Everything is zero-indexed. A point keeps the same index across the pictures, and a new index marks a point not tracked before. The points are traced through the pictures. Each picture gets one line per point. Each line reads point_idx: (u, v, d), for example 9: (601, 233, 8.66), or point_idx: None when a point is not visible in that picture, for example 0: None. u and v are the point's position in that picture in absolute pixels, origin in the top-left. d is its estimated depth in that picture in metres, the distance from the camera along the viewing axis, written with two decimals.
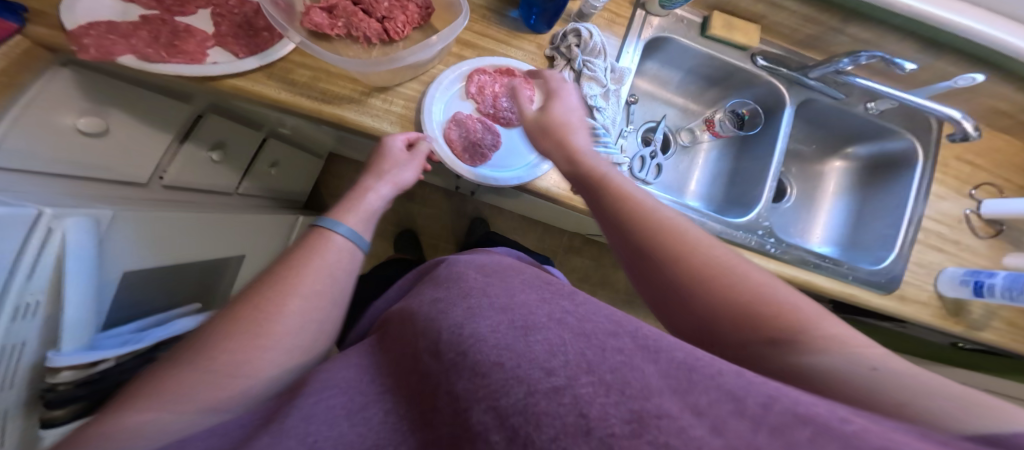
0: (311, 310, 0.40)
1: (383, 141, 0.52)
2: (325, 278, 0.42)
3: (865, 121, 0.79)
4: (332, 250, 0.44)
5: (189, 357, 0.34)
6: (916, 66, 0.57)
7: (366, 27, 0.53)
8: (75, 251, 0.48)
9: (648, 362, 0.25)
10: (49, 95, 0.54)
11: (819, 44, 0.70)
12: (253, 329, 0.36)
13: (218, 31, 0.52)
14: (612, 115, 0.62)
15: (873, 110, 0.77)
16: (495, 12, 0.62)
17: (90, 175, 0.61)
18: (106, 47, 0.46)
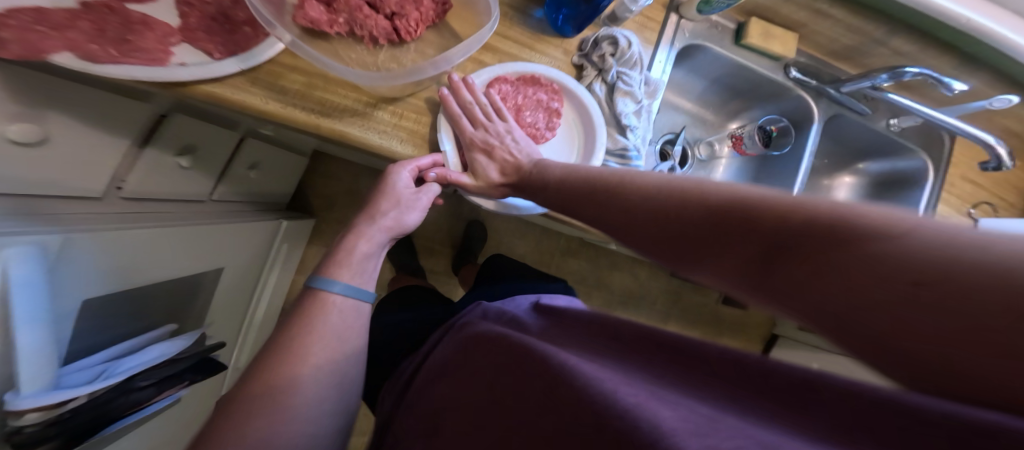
0: (328, 372, 0.40)
1: (388, 172, 0.48)
2: (330, 342, 0.41)
3: (883, 138, 0.77)
4: (338, 309, 0.43)
5: (211, 447, 0.33)
6: (965, 86, 0.54)
7: (373, 24, 0.44)
8: (20, 286, 0.40)
9: (639, 437, 0.25)
10: None
11: (857, 55, 0.66)
12: (265, 407, 0.36)
13: (185, 24, 0.42)
14: (644, 133, 0.57)
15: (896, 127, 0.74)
16: (519, 10, 0.54)
17: (28, 191, 0.51)
18: (33, 42, 0.35)
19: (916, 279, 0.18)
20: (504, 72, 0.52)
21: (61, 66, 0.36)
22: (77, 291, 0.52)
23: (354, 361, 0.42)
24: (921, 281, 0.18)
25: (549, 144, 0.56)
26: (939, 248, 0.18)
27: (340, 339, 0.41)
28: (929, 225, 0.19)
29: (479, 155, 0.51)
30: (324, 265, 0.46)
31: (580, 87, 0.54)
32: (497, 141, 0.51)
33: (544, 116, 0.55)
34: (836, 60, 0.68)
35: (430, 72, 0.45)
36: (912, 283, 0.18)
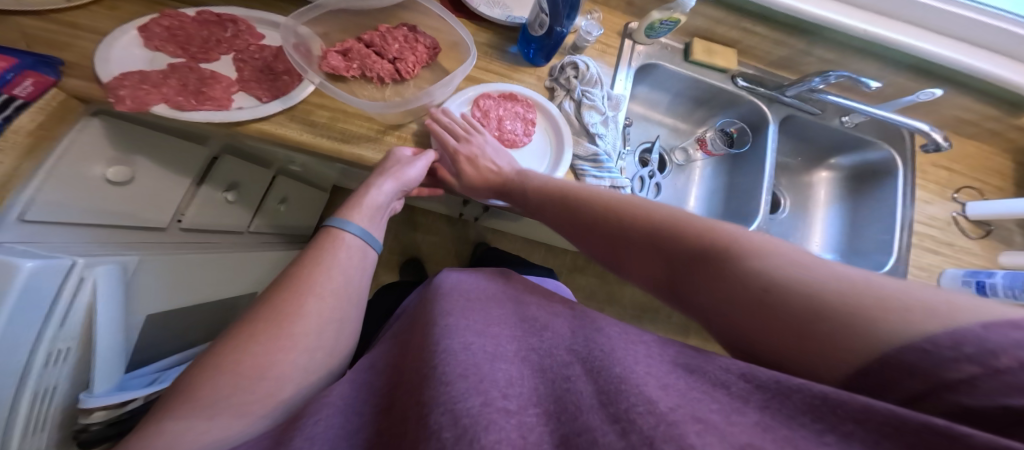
0: (324, 305, 0.46)
1: (391, 153, 0.57)
2: (336, 276, 0.48)
3: (842, 134, 0.84)
4: (343, 249, 0.51)
5: (222, 360, 0.40)
6: (880, 83, 0.63)
7: (379, 68, 0.56)
8: (103, 292, 0.51)
9: (586, 386, 0.30)
10: (81, 143, 0.57)
11: (793, 63, 0.76)
12: (275, 333, 0.42)
13: (241, 77, 0.55)
14: (613, 140, 0.67)
15: (849, 123, 0.81)
16: (496, 47, 0.66)
17: (112, 221, 0.65)
18: (140, 97, 0.48)
19: (767, 286, 0.30)
20: (487, 90, 0.64)
21: (158, 113, 0.49)
22: (138, 310, 0.63)
23: (347, 302, 0.48)
24: (770, 288, 0.30)
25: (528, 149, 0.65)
26: (806, 273, 0.30)
27: (345, 275, 0.49)
28: (799, 261, 0.31)
29: (466, 165, 0.59)
30: (340, 209, 0.55)
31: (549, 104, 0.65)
32: (480, 151, 0.59)
33: (522, 124, 0.64)
34: (778, 69, 0.77)
35: (418, 104, 0.56)
36: (764, 289, 0.31)
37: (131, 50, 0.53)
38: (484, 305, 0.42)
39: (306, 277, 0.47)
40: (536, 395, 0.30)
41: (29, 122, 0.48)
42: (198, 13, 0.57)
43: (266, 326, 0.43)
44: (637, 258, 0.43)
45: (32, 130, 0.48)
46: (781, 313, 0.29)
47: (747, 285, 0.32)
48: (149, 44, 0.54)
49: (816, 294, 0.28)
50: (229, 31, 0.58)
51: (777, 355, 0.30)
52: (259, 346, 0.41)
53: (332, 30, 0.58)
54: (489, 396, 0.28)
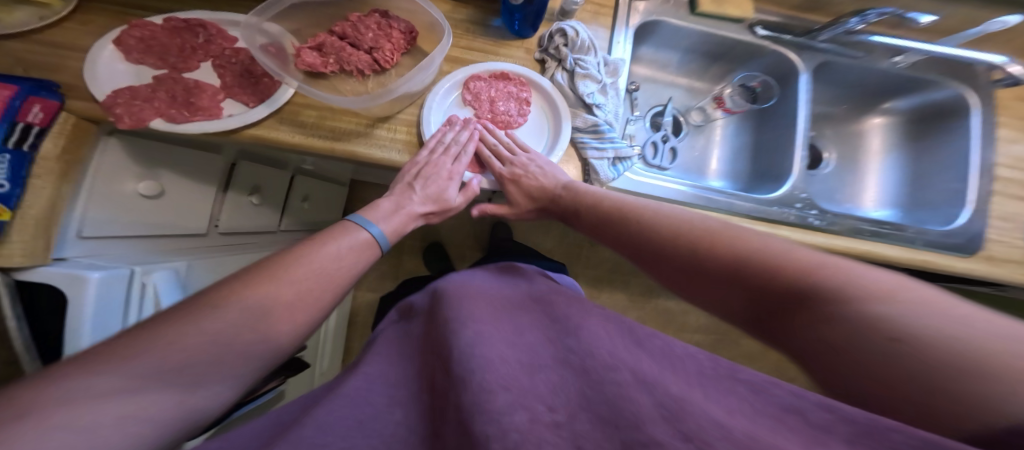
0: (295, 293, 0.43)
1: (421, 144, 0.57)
2: (331, 252, 0.48)
3: (894, 76, 0.73)
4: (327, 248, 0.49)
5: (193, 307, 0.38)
6: (934, 16, 0.56)
7: (356, 60, 0.56)
8: None
9: (642, 394, 0.28)
10: (108, 165, 0.64)
11: (820, 5, 0.67)
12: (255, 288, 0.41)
13: (224, 83, 0.57)
14: (614, 109, 0.62)
15: (902, 63, 0.70)
16: (478, 23, 0.63)
17: (153, 232, 0.73)
18: (137, 114, 0.51)
19: (893, 335, 0.29)
20: (477, 71, 0.61)
21: (156, 128, 0.53)
22: None
23: (325, 293, 0.46)
24: (898, 337, 0.29)
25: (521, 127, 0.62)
26: (934, 327, 0.29)
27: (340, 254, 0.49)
28: (921, 304, 0.31)
29: (511, 185, 0.60)
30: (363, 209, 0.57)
31: (540, 78, 0.60)
32: (523, 171, 0.59)
33: (513, 102, 0.61)
34: (804, 11, 0.69)
35: (394, 95, 0.54)
36: (891, 338, 0.29)
37: (114, 65, 0.55)
38: (514, 316, 0.44)
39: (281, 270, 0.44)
40: (584, 400, 0.31)
41: (53, 148, 0.54)
42: (166, 20, 0.57)
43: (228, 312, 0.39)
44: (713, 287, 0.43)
45: (59, 155, 0.55)
46: (909, 365, 0.28)
47: (859, 328, 0.31)
48: (130, 57, 0.56)
49: (941, 352, 0.27)
50: (200, 36, 0.59)
51: (892, 405, 0.28)
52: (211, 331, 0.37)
53: (305, 25, 0.59)
54: (539, 410, 0.30)
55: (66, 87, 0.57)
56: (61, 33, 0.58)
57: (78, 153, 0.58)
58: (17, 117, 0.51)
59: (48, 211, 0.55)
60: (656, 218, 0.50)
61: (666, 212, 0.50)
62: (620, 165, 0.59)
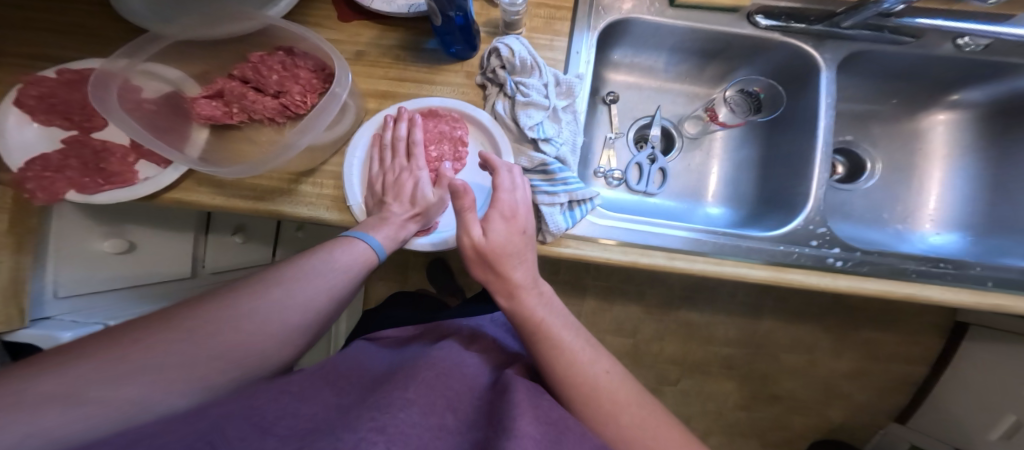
0: (230, 342, 0.34)
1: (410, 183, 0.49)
2: (317, 285, 0.40)
3: (961, 63, 0.54)
4: (301, 277, 0.40)
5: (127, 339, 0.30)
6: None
7: (262, 107, 0.49)
8: None
9: None
10: (67, 231, 0.61)
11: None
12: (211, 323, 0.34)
13: (135, 141, 0.52)
14: (572, 137, 0.51)
15: (969, 46, 0.52)
16: (408, 48, 0.54)
17: (127, 282, 0.73)
18: (52, 188, 0.47)
19: None
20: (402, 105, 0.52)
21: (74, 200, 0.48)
22: None
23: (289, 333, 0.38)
24: None
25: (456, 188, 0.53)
26: None
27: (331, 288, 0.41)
28: None
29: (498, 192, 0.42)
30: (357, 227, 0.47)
31: (483, 113, 0.51)
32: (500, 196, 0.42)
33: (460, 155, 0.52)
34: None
35: (287, 151, 0.46)
36: None
37: (23, 130, 0.50)
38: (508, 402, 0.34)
39: (228, 308, 0.35)
40: None
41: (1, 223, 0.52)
42: (58, 73, 0.52)
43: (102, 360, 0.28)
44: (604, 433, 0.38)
45: (8, 229, 0.53)
46: None
47: None
48: (36, 117, 0.51)
49: None
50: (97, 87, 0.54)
51: None
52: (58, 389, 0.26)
53: (212, 67, 0.52)
54: None
55: None
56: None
57: (30, 224, 0.55)
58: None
59: (13, 283, 0.54)
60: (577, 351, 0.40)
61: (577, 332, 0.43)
62: (577, 209, 0.48)
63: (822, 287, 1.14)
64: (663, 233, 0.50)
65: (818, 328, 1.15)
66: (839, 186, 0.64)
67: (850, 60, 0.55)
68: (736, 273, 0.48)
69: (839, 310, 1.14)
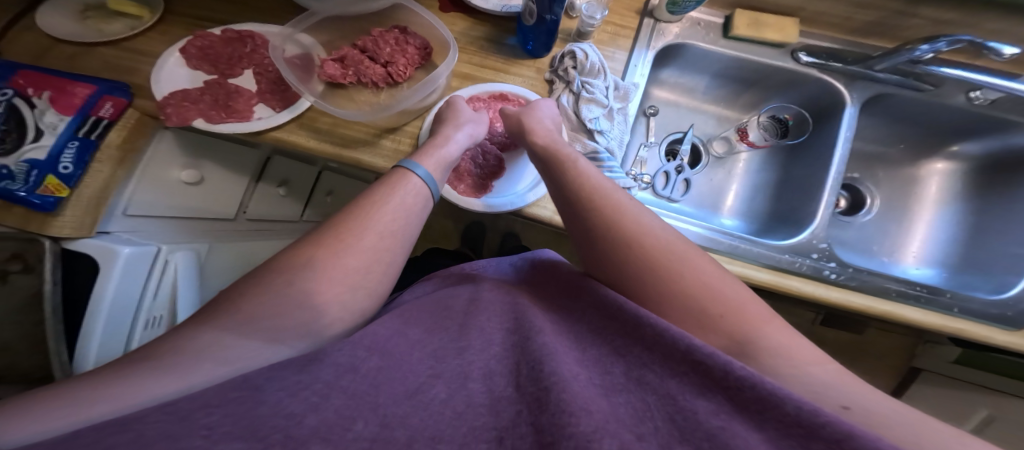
0: (300, 286, 0.37)
1: (451, 104, 0.58)
2: (389, 214, 0.43)
3: (967, 115, 0.66)
4: (360, 207, 0.44)
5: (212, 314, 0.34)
6: (1019, 49, 0.47)
7: (372, 73, 0.57)
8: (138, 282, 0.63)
9: (746, 426, 0.25)
10: (159, 155, 0.66)
11: (887, 29, 0.62)
12: (268, 281, 0.37)
13: (259, 89, 0.60)
14: (619, 135, 0.60)
15: (979, 100, 0.63)
16: (492, 41, 0.63)
17: (184, 216, 0.75)
18: (184, 115, 0.55)
19: None
20: (477, 92, 0.61)
21: (197, 127, 0.56)
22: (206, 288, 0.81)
23: (355, 260, 0.39)
24: None
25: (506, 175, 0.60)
26: None
27: (402, 213, 0.44)
28: None
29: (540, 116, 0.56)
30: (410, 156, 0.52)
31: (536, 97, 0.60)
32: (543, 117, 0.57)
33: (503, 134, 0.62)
34: (867, 37, 0.64)
35: (401, 105, 0.55)
36: None
37: (177, 69, 0.59)
38: (561, 333, 0.37)
39: (308, 251, 0.39)
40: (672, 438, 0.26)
41: (117, 138, 0.57)
42: (223, 32, 0.62)
43: (243, 304, 0.35)
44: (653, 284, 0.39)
45: (120, 145, 0.57)
46: None
47: None
48: (191, 63, 0.60)
49: None
50: (247, 46, 0.62)
51: None
52: (224, 327, 0.33)
53: (335, 37, 0.62)
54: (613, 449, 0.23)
55: (136, 87, 0.60)
56: (141, 43, 0.63)
57: (138, 146, 0.60)
58: (91, 112, 0.56)
59: (105, 194, 0.57)
60: (620, 213, 0.45)
61: (622, 208, 0.45)
62: None
63: (801, 324, 1.21)
64: (690, 229, 0.59)
65: None
66: (842, 218, 0.76)
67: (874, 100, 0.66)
68: (746, 273, 0.56)
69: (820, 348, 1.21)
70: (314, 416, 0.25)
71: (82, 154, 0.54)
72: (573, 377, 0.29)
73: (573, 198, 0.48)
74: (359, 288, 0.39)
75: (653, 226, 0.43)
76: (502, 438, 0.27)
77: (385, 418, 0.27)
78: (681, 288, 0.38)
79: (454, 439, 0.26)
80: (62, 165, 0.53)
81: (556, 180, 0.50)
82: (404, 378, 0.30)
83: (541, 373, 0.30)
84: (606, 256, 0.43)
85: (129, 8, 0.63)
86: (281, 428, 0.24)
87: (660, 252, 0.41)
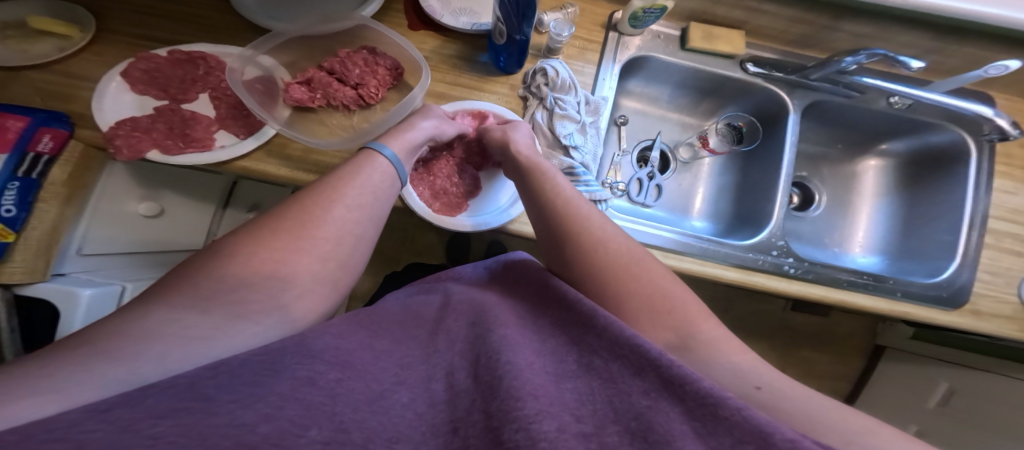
0: (268, 264, 0.35)
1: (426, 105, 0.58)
2: (362, 192, 0.43)
3: (893, 117, 0.72)
4: (326, 184, 0.42)
5: (171, 290, 0.32)
6: (925, 62, 0.51)
7: (341, 95, 0.56)
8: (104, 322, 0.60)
9: (672, 403, 0.26)
10: (112, 189, 0.62)
11: (817, 42, 0.67)
12: (231, 256, 0.35)
13: (218, 115, 0.58)
14: (593, 149, 0.62)
15: (898, 104, 0.70)
16: (464, 59, 0.63)
17: (136, 248, 0.71)
18: (137, 146, 0.52)
19: None
20: (462, 109, 0.60)
21: (153, 159, 0.53)
22: None
23: (325, 243, 0.39)
24: None
25: (482, 194, 0.61)
26: None
27: (372, 192, 0.44)
28: None
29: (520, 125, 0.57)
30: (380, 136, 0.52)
31: (507, 112, 0.61)
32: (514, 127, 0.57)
33: (477, 151, 0.62)
34: (802, 48, 0.69)
35: (369, 133, 0.55)
36: None
37: (121, 96, 0.56)
38: (522, 325, 0.37)
39: (279, 226, 0.38)
40: (598, 418, 0.27)
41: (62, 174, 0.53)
42: (169, 53, 0.59)
43: (203, 288, 0.32)
44: (623, 298, 0.40)
45: (65, 180, 0.54)
46: None
47: None
48: (135, 88, 0.57)
49: None
50: (201, 68, 0.60)
51: None
52: (184, 306, 0.31)
53: (299, 58, 0.60)
54: (544, 430, 0.24)
55: (75, 115, 0.56)
56: (76, 65, 0.58)
57: (84, 181, 0.56)
58: (28, 148, 0.50)
59: (53, 233, 0.53)
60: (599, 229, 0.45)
61: (605, 226, 0.45)
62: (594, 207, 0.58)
63: (772, 310, 1.29)
64: (661, 234, 0.61)
65: (763, 345, 1.29)
66: (796, 213, 0.81)
67: (812, 105, 0.71)
68: (715, 273, 0.59)
69: (790, 330, 1.29)
70: (268, 423, 0.23)
71: (24, 194, 0.50)
72: (520, 364, 0.30)
73: (553, 208, 0.48)
74: (328, 264, 0.38)
75: (621, 236, 0.44)
76: (456, 428, 0.28)
77: (340, 423, 0.25)
78: (654, 303, 0.39)
79: (412, 439, 0.27)
80: (3, 207, 0.48)
81: (527, 184, 0.51)
82: (366, 383, 0.29)
83: (489, 369, 0.30)
84: (582, 270, 0.43)
85: (56, 27, 0.58)
86: (233, 435, 0.21)
87: (639, 270, 0.41)
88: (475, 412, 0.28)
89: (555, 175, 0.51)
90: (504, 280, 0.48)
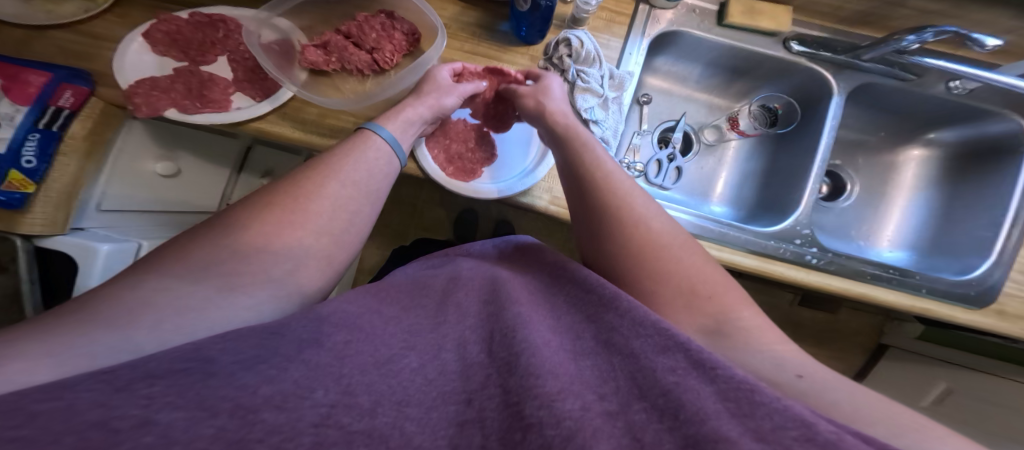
0: (260, 236, 0.35)
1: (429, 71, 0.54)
2: (361, 170, 0.43)
3: (948, 103, 0.67)
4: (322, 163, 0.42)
5: (162, 259, 0.32)
6: (1002, 40, 0.47)
7: (356, 59, 0.55)
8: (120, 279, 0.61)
9: (701, 382, 0.25)
10: (131, 145, 0.62)
11: (878, 19, 0.62)
12: (225, 231, 0.35)
13: (236, 77, 0.57)
14: (614, 124, 0.60)
15: (958, 89, 0.65)
16: (485, 27, 0.61)
17: (154, 207, 0.71)
18: (154, 104, 0.52)
19: None
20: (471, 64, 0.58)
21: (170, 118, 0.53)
22: None
23: (312, 211, 0.38)
24: None
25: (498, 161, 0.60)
26: None
27: (371, 170, 0.43)
28: None
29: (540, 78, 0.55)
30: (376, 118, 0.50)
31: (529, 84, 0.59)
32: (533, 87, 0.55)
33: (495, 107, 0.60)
34: (856, 26, 0.65)
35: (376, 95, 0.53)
36: None
37: (142, 55, 0.56)
38: (538, 302, 0.36)
39: (270, 201, 0.38)
40: (621, 395, 0.26)
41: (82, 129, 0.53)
42: (190, 15, 0.57)
43: (193, 258, 0.33)
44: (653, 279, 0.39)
45: (86, 135, 0.53)
46: None
47: None
48: (156, 49, 0.56)
49: None
50: (220, 31, 0.59)
51: None
52: (175, 274, 0.31)
53: (317, 23, 0.59)
54: (568, 409, 0.24)
55: (97, 74, 0.56)
56: (100, 26, 0.58)
57: (105, 136, 0.56)
58: (49, 101, 0.51)
59: (72, 189, 0.53)
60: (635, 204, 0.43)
61: (641, 203, 0.44)
62: None
63: (779, 304, 1.26)
64: (679, 216, 0.59)
65: None
66: (823, 204, 0.78)
67: (863, 88, 0.67)
68: (734, 260, 0.57)
69: (796, 325, 1.26)
70: (269, 386, 0.23)
71: (45, 146, 0.50)
72: (544, 343, 0.29)
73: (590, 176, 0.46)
74: (322, 236, 0.38)
75: (662, 217, 0.43)
76: (470, 399, 0.27)
77: (348, 385, 0.25)
78: (688, 287, 0.38)
79: (422, 403, 0.26)
80: (25, 159, 0.49)
81: (561, 152, 0.50)
82: (375, 350, 0.29)
83: (506, 344, 0.30)
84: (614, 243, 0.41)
85: None
86: (231, 398, 0.22)
87: (673, 250, 0.40)
88: (495, 382, 0.28)
89: (592, 146, 0.49)
90: (518, 258, 0.47)
